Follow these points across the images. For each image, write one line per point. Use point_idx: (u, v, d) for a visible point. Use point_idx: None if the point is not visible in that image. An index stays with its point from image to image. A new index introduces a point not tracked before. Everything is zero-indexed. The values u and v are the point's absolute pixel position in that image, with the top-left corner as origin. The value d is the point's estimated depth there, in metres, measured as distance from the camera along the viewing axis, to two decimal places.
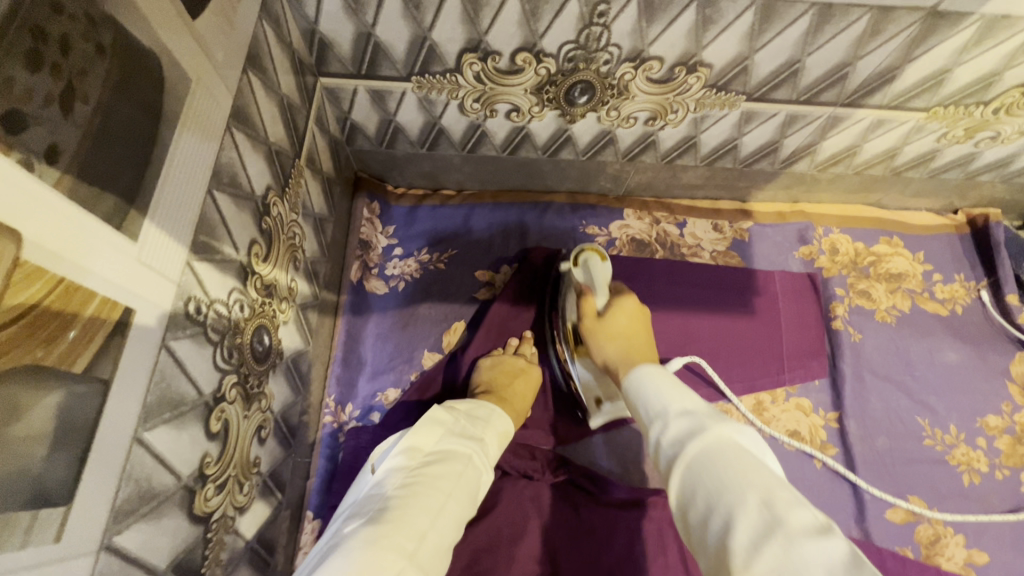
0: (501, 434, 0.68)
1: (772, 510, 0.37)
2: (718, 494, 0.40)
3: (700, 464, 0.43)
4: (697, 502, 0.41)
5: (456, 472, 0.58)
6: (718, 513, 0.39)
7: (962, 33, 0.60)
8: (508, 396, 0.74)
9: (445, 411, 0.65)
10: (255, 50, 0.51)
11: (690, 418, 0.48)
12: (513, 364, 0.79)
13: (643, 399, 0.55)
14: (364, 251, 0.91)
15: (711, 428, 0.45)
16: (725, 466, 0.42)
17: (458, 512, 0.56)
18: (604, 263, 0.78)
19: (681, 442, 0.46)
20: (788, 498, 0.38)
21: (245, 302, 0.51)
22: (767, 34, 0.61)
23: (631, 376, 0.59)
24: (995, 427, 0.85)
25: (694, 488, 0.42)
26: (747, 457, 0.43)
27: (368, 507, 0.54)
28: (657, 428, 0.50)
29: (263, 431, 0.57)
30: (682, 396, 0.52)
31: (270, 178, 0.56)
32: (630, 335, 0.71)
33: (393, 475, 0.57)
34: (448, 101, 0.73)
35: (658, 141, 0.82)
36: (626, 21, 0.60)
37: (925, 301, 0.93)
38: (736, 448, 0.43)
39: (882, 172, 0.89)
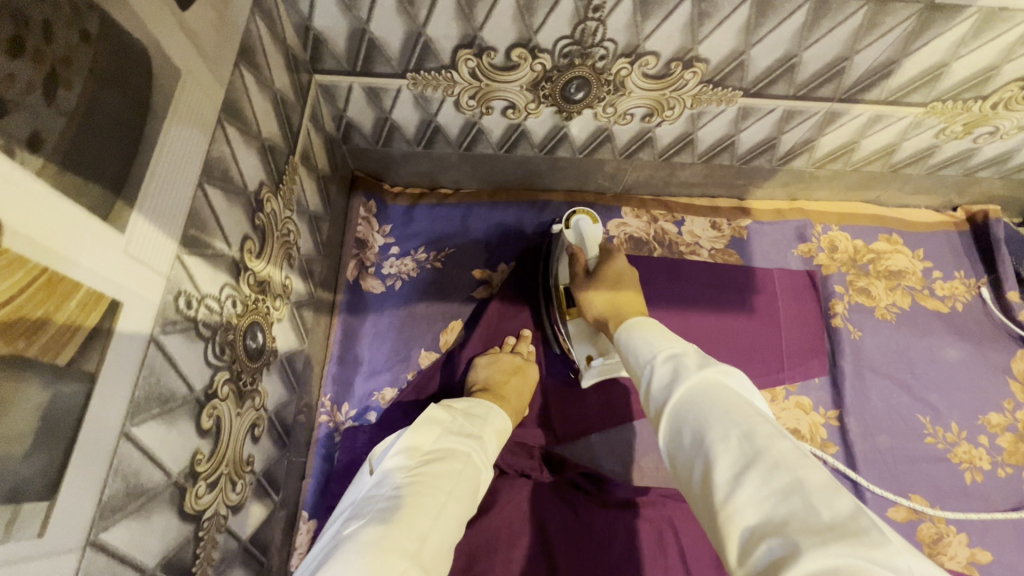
0: (501, 432, 0.67)
1: (754, 443, 0.36)
2: (701, 430, 0.39)
3: (685, 404, 0.42)
4: (683, 441, 0.41)
5: (456, 470, 0.57)
6: (701, 448, 0.39)
7: (959, 26, 0.60)
8: (505, 395, 0.73)
9: (442, 410, 0.64)
10: (247, 44, 0.51)
11: (675, 361, 0.47)
12: (510, 362, 0.78)
13: (631, 347, 0.54)
14: (361, 250, 0.91)
15: (697, 370, 0.44)
16: (711, 403, 0.41)
17: (459, 512, 0.55)
18: (595, 225, 0.78)
19: (668, 386, 0.45)
20: (771, 430, 0.37)
21: (238, 298, 0.51)
22: (763, 28, 0.61)
23: (623, 327, 0.58)
24: (997, 424, 0.84)
25: (680, 427, 0.42)
26: (733, 394, 0.41)
27: (368, 509, 0.53)
28: (645, 373, 0.49)
29: (256, 429, 0.57)
30: (670, 341, 0.51)
31: (263, 174, 0.56)
32: (619, 288, 0.68)
33: (393, 475, 0.56)
34: (444, 98, 0.73)
35: (655, 138, 0.81)
36: (621, 16, 0.60)
37: (925, 297, 0.92)
38: (721, 386, 0.42)
39: (880, 168, 0.88)
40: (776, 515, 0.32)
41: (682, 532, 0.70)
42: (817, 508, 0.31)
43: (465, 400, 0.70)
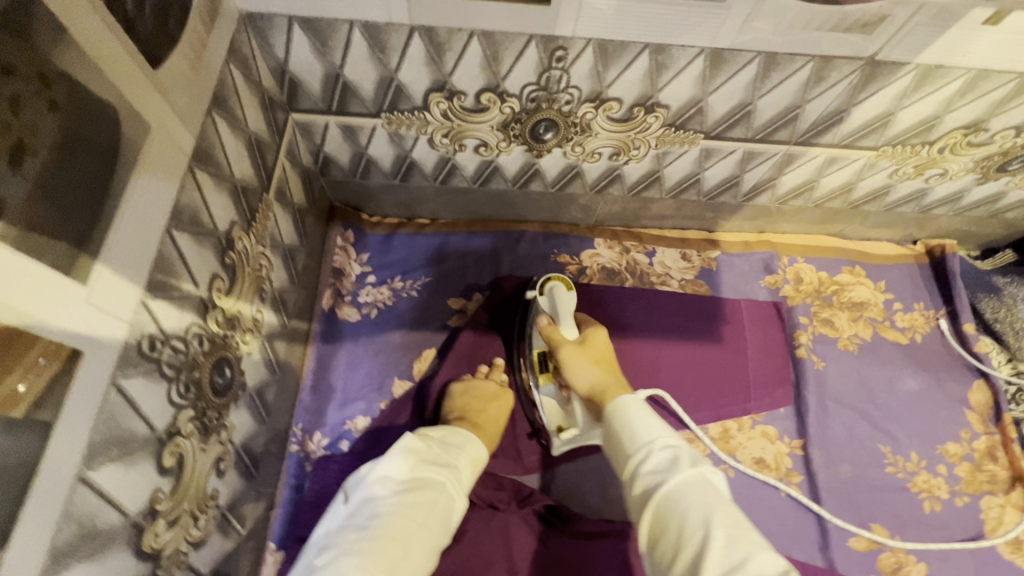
0: (475, 460, 0.69)
1: (738, 545, 0.47)
2: (695, 520, 0.50)
3: (679, 494, 0.52)
4: (672, 529, 0.51)
5: (429, 502, 0.58)
6: (694, 538, 0.49)
7: (900, 80, 0.64)
8: (480, 423, 0.75)
9: (419, 438, 0.65)
10: (221, 91, 0.53)
11: (672, 453, 0.57)
12: (487, 388, 0.80)
13: (625, 426, 0.62)
14: (338, 279, 0.92)
15: (692, 470, 0.54)
16: (705, 501, 0.51)
17: (431, 542, 0.57)
18: (569, 293, 0.83)
19: (664, 472, 0.55)
20: (751, 538, 0.48)
21: (205, 336, 0.52)
22: (719, 79, 0.64)
23: (616, 403, 0.65)
24: (955, 453, 0.87)
25: (671, 517, 0.51)
26: (719, 498, 0.52)
27: (341, 536, 0.55)
28: (640, 455, 0.58)
29: (222, 463, 0.57)
30: (664, 429, 0.60)
31: (235, 215, 0.58)
32: (603, 361, 0.75)
33: (368, 504, 0.58)
34: (418, 135, 0.76)
35: (623, 175, 0.84)
36: (584, 66, 0.63)
37: (886, 329, 0.95)
38: (711, 487, 0.53)
39: (841, 205, 0.92)
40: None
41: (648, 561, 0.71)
42: None
43: (442, 426, 0.71)
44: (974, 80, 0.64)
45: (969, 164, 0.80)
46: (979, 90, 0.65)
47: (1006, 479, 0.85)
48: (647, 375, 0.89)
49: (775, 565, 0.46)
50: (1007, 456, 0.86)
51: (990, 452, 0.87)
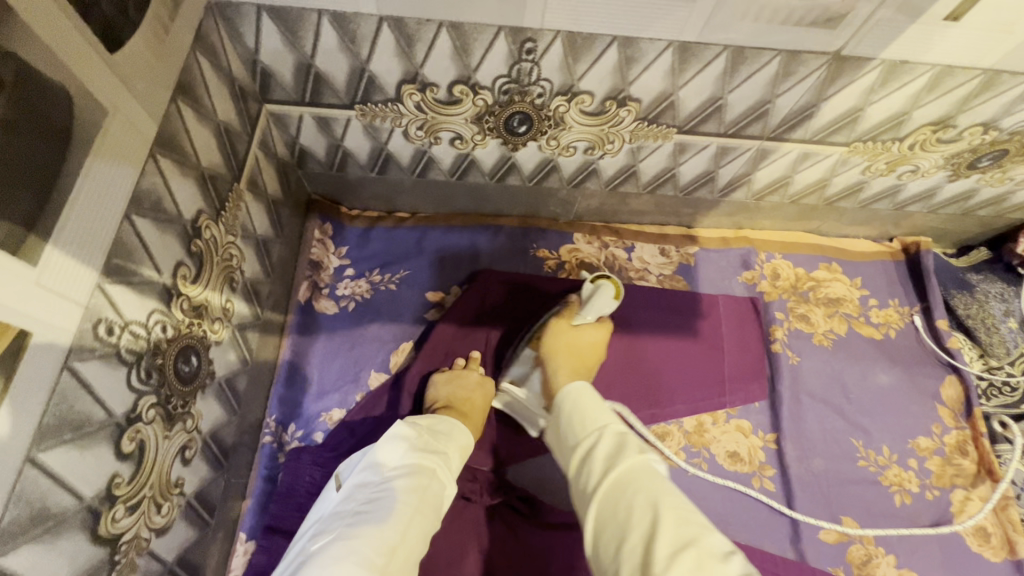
0: (465, 448, 0.68)
1: (688, 526, 0.45)
2: (642, 505, 0.47)
3: (627, 479, 0.50)
4: (618, 515, 0.48)
5: (422, 487, 0.58)
6: (642, 521, 0.46)
7: (867, 75, 0.65)
8: (467, 411, 0.75)
9: (408, 426, 0.65)
10: (186, 79, 0.53)
11: (621, 439, 0.55)
12: (468, 378, 0.79)
13: (575, 410, 0.60)
14: (315, 271, 0.92)
15: (640, 454, 0.52)
16: (651, 485, 0.49)
17: (425, 527, 0.56)
18: (613, 299, 0.80)
19: (612, 457, 0.53)
20: (701, 520, 0.46)
21: (169, 324, 0.52)
22: (688, 72, 0.65)
23: (570, 386, 0.64)
24: (926, 448, 0.88)
25: (617, 503, 0.49)
26: (667, 482, 0.50)
27: (335, 522, 0.55)
28: (587, 443, 0.56)
29: (188, 451, 0.57)
30: (611, 416, 0.58)
31: (202, 203, 0.58)
32: (581, 354, 0.78)
33: (361, 490, 0.58)
34: (392, 128, 0.76)
35: (599, 169, 0.85)
36: (553, 58, 0.63)
37: (861, 325, 0.96)
38: (658, 472, 0.51)
39: (816, 201, 0.93)
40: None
41: None
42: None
43: (429, 416, 0.71)
44: (939, 76, 0.64)
45: (939, 161, 0.81)
46: (944, 86, 0.66)
47: (976, 473, 0.86)
48: (623, 369, 0.90)
49: (724, 547, 0.44)
50: (977, 450, 0.88)
51: (961, 446, 0.88)
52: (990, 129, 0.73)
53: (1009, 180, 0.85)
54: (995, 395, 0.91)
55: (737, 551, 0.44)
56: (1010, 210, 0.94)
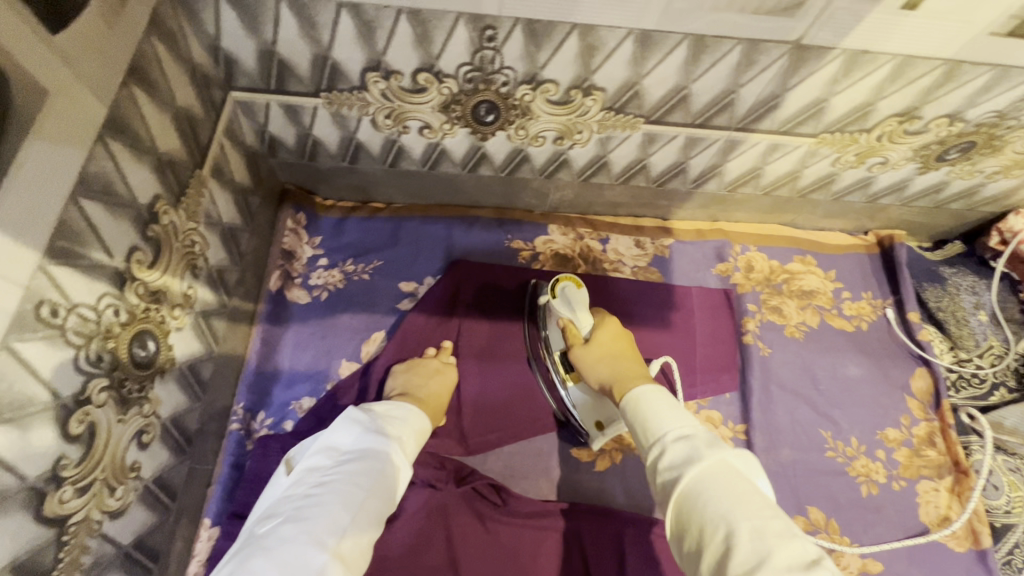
0: (421, 430, 0.69)
1: (764, 538, 0.43)
2: (715, 516, 0.45)
3: (697, 487, 0.48)
4: (692, 527, 0.47)
5: (375, 470, 0.59)
6: (717, 536, 0.45)
7: (829, 65, 0.65)
8: (425, 399, 0.77)
9: (361, 411, 0.65)
10: (141, 63, 0.53)
11: (691, 442, 0.52)
12: (428, 365, 0.82)
13: (640, 420, 0.57)
14: (288, 260, 0.91)
15: (709, 457, 0.49)
16: (726, 492, 0.46)
17: (379, 506, 0.57)
18: (580, 290, 0.80)
19: (681, 467, 0.50)
20: (777, 527, 0.44)
21: (122, 307, 0.52)
22: (650, 61, 0.65)
23: (629, 398, 0.61)
24: (894, 439, 0.88)
25: (691, 514, 0.47)
26: (741, 485, 0.47)
27: (284, 505, 0.55)
28: (655, 450, 0.53)
29: (144, 435, 0.58)
30: (678, 418, 0.55)
31: (160, 188, 0.58)
32: (617, 356, 0.71)
33: (313, 475, 0.59)
34: (360, 116, 0.76)
35: (570, 159, 0.85)
36: (515, 46, 0.63)
37: (833, 317, 0.97)
38: (730, 473, 0.48)
39: (790, 193, 0.93)
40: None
41: (584, 539, 0.76)
42: None
43: (386, 401, 0.71)
44: (900, 66, 0.65)
45: (908, 153, 0.81)
46: (907, 77, 0.66)
47: (942, 464, 0.87)
48: None
49: (805, 556, 0.42)
50: (945, 442, 0.88)
51: (930, 438, 0.88)
52: (956, 121, 0.74)
53: (979, 172, 0.86)
54: (964, 386, 0.92)
55: (821, 558, 0.42)
56: (983, 203, 0.95)
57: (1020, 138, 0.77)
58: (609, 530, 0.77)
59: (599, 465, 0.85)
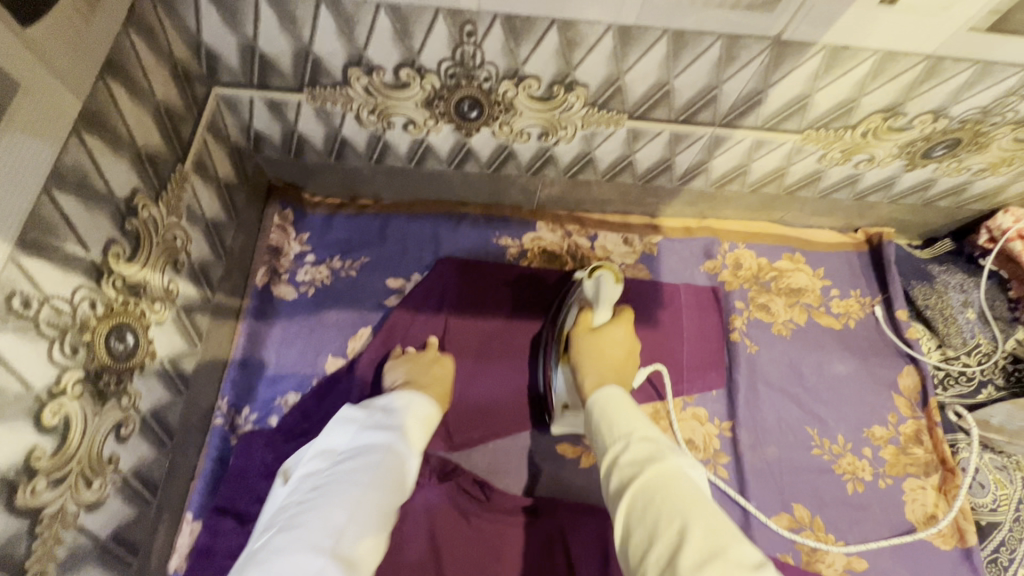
0: (423, 418, 0.68)
1: (715, 534, 0.42)
2: (668, 512, 0.45)
3: (654, 484, 0.48)
4: (644, 520, 0.46)
5: (372, 464, 0.58)
6: (668, 529, 0.44)
7: (809, 61, 0.65)
8: (429, 383, 0.76)
9: (357, 409, 0.67)
10: (118, 57, 0.53)
11: (653, 446, 0.52)
12: (425, 355, 0.81)
13: (606, 419, 0.58)
14: (274, 257, 0.91)
15: (670, 459, 0.50)
16: (681, 491, 0.46)
17: (382, 502, 0.55)
18: (615, 285, 0.81)
19: (641, 464, 0.50)
20: (729, 529, 0.43)
21: (99, 301, 0.53)
22: (631, 57, 0.65)
23: (599, 394, 0.63)
24: (881, 437, 0.88)
25: (643, 509, 0.47)
26: (696, 490, 0.47)
27: (282, 514, 0.55)
28: (617, 449, 0.54)
29: (123, 428, 0.58)
30: (644, 423, 0.56)
31: (139, 183, 0.58)
32: (610, 355, 0.72)
33: (310, 479, 0.58)
34: (344, 112, 0.76)
35: (555, 156, 0.85)
36: (495, 41, 0.63)
37: (820, 315, 0.97)
38: (686, 478, 0.48)
39: (777, 190, 0.93)
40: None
41: (571, 542, 0.74)
42: None
43: (388, 398, 0.72)
44: (881, 62, 0.64)
45: (894, 150, 0.81)
46: (889, 73, 0.66)
47: (929, 461, 0.86)
48: None
49: (753, 557, 0.41)
50: (931, 439, 0.88)
51: (917, 436, 0.88)
52: (940, 118, 0.74)
53: (966, 170, 0.85)
54: (951, 384, 0.92)
55: (767, 562, 0.41)
56: (971, 201, 0.94)
57: (1005, 135, 0.77)
58: (595, 529, 0.74)
59: (584, 462, 0.85)
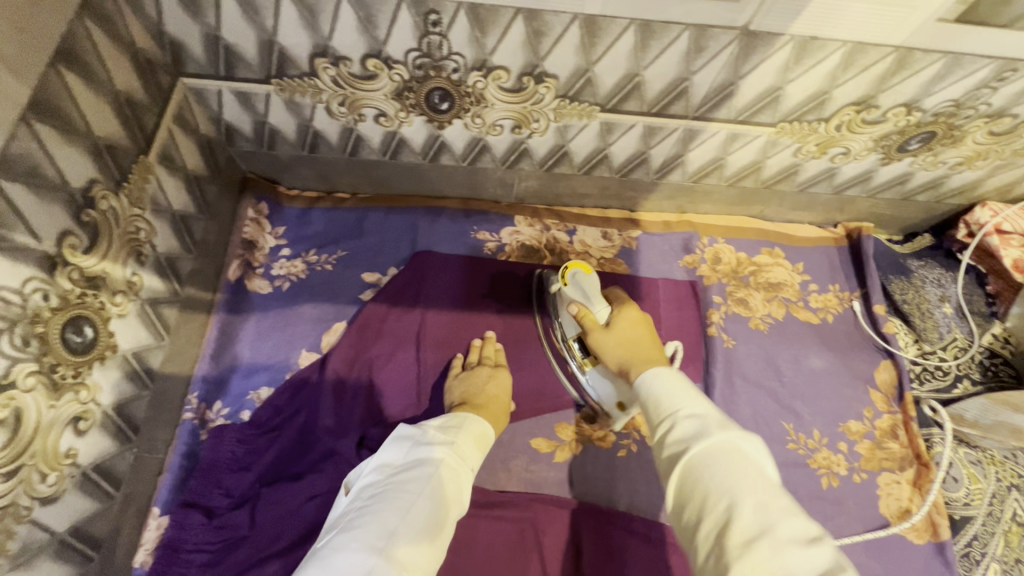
0: (479, 436, 0.68)
1: (766, 511, 0.44)
2: (718, 489, 0.46)
3: (705, 460, 0.48)
4: (695, 494, 0.47)
5: (426, 475, 0.58)
6: (718, 505, 0.45)
7: (779, 52, 0.64)
8: (484, 403, 0.75)
9: (415, 425, 0.65)
10: (71, 44, 0.53)
11: (699, 422, 0.51)
12: (480, 371, 0.80)
13: (649, 399, 0.57)
14: (248, 251, 0.90)
15: (717, 436, 0.49)
16: (732, 467, 0.47)
17: (434, 512, 0.55)
18: (589, 275, 0.80)
19: (688, 443, 0.50)
20: (782, 504, 0.45)
21: (52, 293, 0.52)
22: (599, 47, 0.64)
23: (647, 378, 0.59)
24: (856, 431, 0.88)
25: (694, 484, 0.48)
26: (748, 462, 0.48)
27: (343, 518, 0.56)
28: (664, 427, 0.53)
29: (82, 422, 0.58)
30: (692, 398, 0.54)
31: (97, 172, 0.57)
32: (636, 341, 0.70)
33: (368, 488, 0.59)
34: (314, 104, 0.75)
35: (530, 149, 0.84)
36: (461, 31, 0.63)
37: (799, 309, 0.96)
38: (738, 453, 0.48)
39: (754, 184, 0.92)
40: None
41: (543, 534, 0.76)
42: (800, 561, 0.41)
43: (445, 414, 0.71)
44: (851, 54, 0.64)
45: (869, 143, 0.80)
46: (860, 64, 0.66)
47: (904, 456, 0.86)
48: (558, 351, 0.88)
49: (807, 532, 0.43)
50: (907, 434, 0.87)
51: (892, 430, 0.88)
52: (913, 110, 0.73)
53: (942, 163, 0.85)
54: (928, 379, 0.92)
55: (820, 534, 0.43)
56: (949, 195, 0.94)
57: (979, 128, 0.77)
58: (569, 525, 0.77)
59: (559, 456, 0.84)
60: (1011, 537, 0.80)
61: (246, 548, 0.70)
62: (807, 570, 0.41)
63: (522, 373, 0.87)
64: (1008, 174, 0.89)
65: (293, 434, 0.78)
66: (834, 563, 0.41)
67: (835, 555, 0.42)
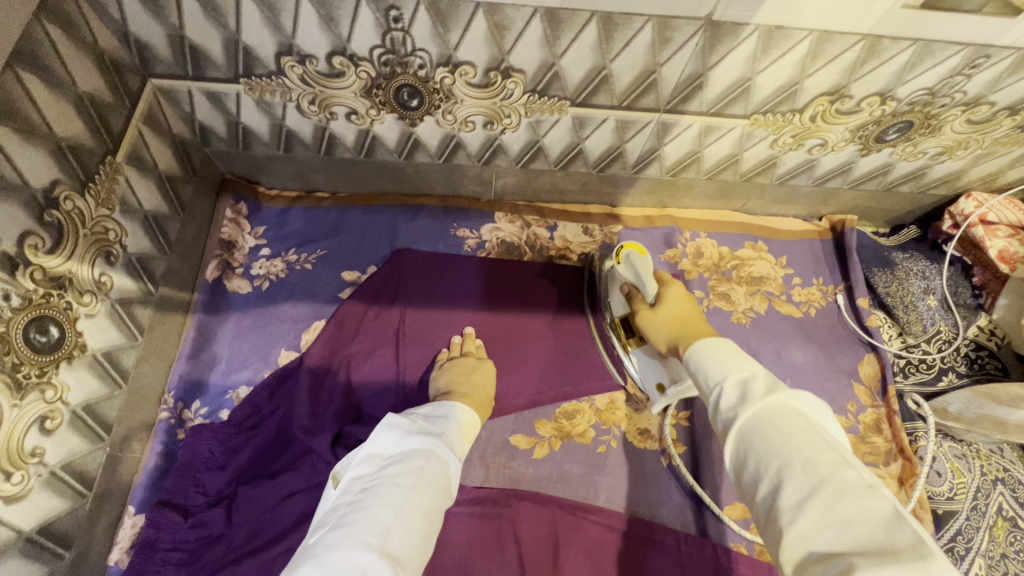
0: (467, 425, 0.69)
1: (815, 468, 0.41)
2: (768, 451, 0.44)
3: (754, 426, 0.46)
4: (749, 463, 0.45)
5: (417, 468, 0.58)
6: (769, 468, 0.43)
7: (745, 42, 0.63)
8: (469, 392, 0.76)
9: (401, 416, 0.65)
10: (28, 46, 0.53)
11: (744, 386, 0.49)
12: (466, 362, 0.81)
13: (699, 368, 0.55)
14: (227, 251, 0.90)
15: (764, 396, 0.47)
16: (779, 426, 0.44)
17: (425, 505, 0.56)
18: (644, 257, 0.78)
19: (735, 407, 0.48)
20: (834, 458, 0.42)
21: (14, 293, 0.54)
22: (563, 41, 0.64)
23: (694, 348, 0.57)
24: (839, 426, 0.87)
25: (748, 450, 0.46)
26: (800, 421, 0.45)
27: (330, 515, 0.54)
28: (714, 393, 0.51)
29: (48, 421, 0.60)
30: (739, 363, 0.52)
31: (59, 174, 0.58)
32: (688, 317, 0.69)
33: (357, 482, 0.57)
34: (285, 102, 0.75)
35: (504, 145, 0.84)
36: (423, 27, 0.63)
37: (781, 303, 0.95)
38: (790, 411, 0.45)
39: (733, 177, 0.91)
40: (839, 540, 0.38)
41: (521, 529, 0.75)
42: (854, 510, 0.38)
43: (432, 404, 0.71)
44: (818, 43, 0.63)
45: (846, 134, 0.79)
46: (828, 54, 0.65)
47: (888, 451, 0.85)
48: (537, 347, 0.88)
49: (863, 483, 0.40)
50: (891, 428, 0.86)
51: (876, 424, 0.87)
52: (887, 100, 0.72)
53: (923, 153, 0.84)
54: (912, 372, 0.91)
55: (880, 485, 0.40)
56: (933, 186, 0.93)
57: (957, 117, 0.76)
58: (547, 522, 0.76)
59: (537, 453, 0.82)
60: (996, 531, 0.79)
61: (222, 546, 0.71)
62: (861, 522, 0.38)
63: (505, 367, 0.87)
64: (991, 163, 0.87)
65: (269, 433, 0.77)
66: (896, 512, 0.38)
67: (895, 505, 0.38)
